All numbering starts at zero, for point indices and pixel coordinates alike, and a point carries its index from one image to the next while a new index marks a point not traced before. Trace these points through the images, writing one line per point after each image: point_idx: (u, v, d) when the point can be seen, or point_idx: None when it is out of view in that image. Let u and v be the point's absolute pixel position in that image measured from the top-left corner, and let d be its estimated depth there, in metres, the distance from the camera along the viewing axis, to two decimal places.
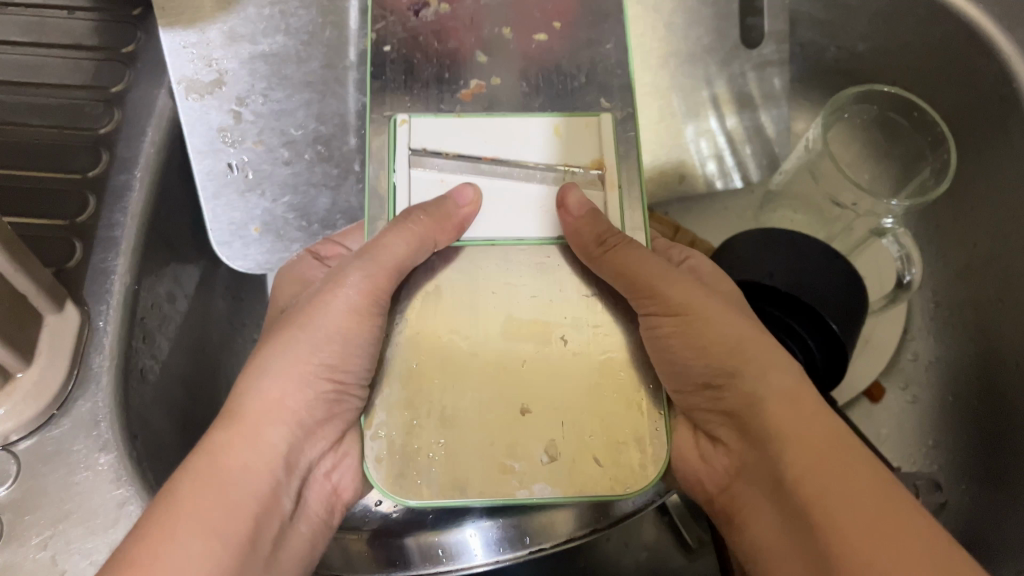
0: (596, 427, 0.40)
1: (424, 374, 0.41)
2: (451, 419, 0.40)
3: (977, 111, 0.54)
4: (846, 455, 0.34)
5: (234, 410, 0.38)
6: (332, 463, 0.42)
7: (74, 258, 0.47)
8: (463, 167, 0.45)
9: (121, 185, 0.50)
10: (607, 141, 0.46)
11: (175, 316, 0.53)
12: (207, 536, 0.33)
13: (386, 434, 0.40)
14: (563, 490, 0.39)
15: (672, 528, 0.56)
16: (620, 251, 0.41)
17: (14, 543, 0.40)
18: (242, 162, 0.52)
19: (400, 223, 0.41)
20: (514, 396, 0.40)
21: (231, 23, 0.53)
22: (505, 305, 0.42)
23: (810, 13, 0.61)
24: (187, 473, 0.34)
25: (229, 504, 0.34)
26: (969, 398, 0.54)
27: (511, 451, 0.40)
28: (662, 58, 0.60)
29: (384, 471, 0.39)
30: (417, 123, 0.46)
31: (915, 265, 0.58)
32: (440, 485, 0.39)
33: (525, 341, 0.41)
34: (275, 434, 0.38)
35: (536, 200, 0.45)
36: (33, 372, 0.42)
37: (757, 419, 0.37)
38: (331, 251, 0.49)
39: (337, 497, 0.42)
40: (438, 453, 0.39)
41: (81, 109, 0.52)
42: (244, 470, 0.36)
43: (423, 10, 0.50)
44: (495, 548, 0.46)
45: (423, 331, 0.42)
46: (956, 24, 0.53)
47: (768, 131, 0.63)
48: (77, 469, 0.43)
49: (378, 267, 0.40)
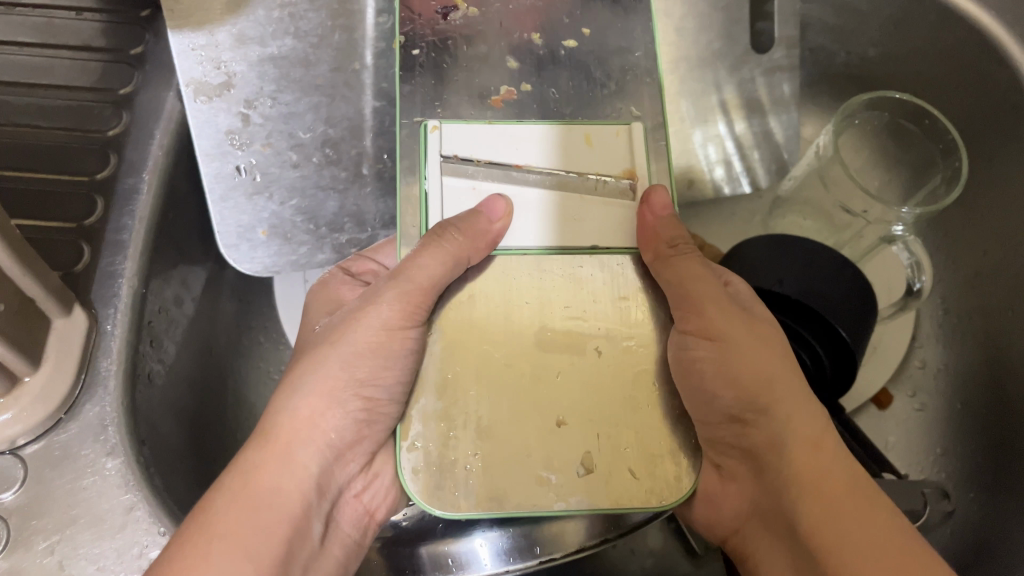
0: (631, 438, 0.40)
1: (461, 385, 0.40)
2: (489, 430, 0.39)
3: (990, 119, 0.54)
4: (867, 512, 0.35)
5: (267, 429, 0.39)
6: (362, 484, 0.43)
7: (81, 262, 0.47)
8: (494, 175, 0.45)
9: (129, 188, 0.50)
10: (639, 149, 0.46)
11: (182, 320, 0.52)
12: (241, 559, 0.34)
13: (423, 445, 0.40)
14: (598, 503, 0.39)
15: (678, 533, 0.56)
16: (678, 264, 0.42)
17: (20, 548, 0.40)
18: (250, 165, 0.52)
19: (436, 240, 0.41)
20: (553, 408, 0.40)
21: (240, 25, 0.53)
22: (538, 315, 0.42)
23: (822, 18, 0.60)
24: (223, 494, 0.36)
25: (263, 525, 0.36)
26: (977, 407, 0.53)
27: (548, 463, 0.39)
28: (672, 63, 0.61)
29: (421, 484, 0.39)
30: (449, 129, 0.45)
31: (924, 273, 0.56)
32: (477, 496, 0.39)
33: (561, 350, 0.41)
34: (309, 456, 0.39)
35: (571, 206, 0.44)
36: (40, 377, 0.42)
37: (781, 463, 0.39)
38: (361, 268, 0.51)
39: (368, 518, 0.43)
40: (475, 464, 0.39)
41: (90, 111, 0.52)
42: (276, 491, 0.37)
43: (452, 13, 0.49)
44: (505, 557, 0.45)
45: (456, 342, 0.41)
46: (968, 32, 0.52)
47: (778, 137, 0.63)
48: (84, 474, 0.42)
49: (412, 285, 0.40)
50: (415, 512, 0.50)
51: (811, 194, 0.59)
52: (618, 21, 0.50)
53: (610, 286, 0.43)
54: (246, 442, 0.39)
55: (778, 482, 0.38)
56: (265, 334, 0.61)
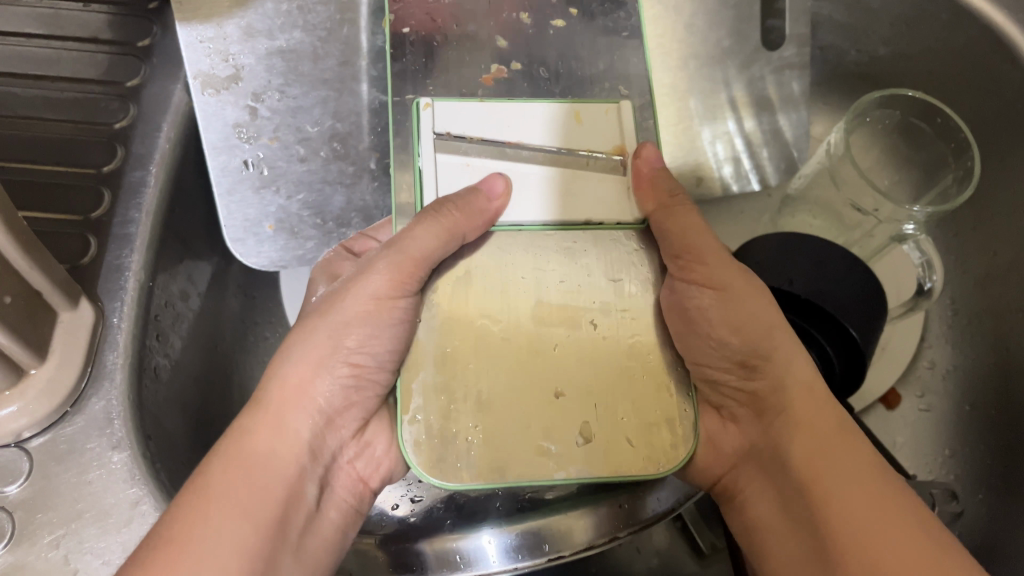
0: (627, 409, 0.40)
1: (461, 358, 0.40)
2: (488, 402, 0.39)
3: (1002, 117, 0.54)
4: (863, 452, 0.36)
5: (259, 397, 0.39)
6: (356, 452, 0.42)
7: (88, 254, 0.47)
8: (488, 152, 0.44)
9: (136, 181, 0.50)
10: (628, 127, 0.46)
11: (187, 313, 0.52)
12: (237, 517, 0.34)
13: (424, 418, 0.39)
14: (597, 472, 0.38)
15: (684, 533, 0.56)
16: (679, 213, 0.43)
17: (26, 542, 0.40)
18: (258, 159, 0.52)
19: (430, 213, 0.40)
20: (551, 378, 0.40)
21: (249, 18, 0.52)
22: (533, 290, 0.41)
23: (832, 16, 0.60)
24: (218, 458, 0.36)
25: (260, 485, 0.36)
26: (987, 407, 0.53)
27: (548, 434, 0.39)
28: (680, 60, 0.60)
29: (424, 457, 0.38)
30: (441, 107, 0.45)
31: (935, 273, 0.56)
32: (478, 469, 0.38)
33: (556, 324, 0.41)
34: (300, 421, 0.39)
35: (565, 182, 0.44)
36: (46, 371, 0.42)
37: (780, 404, 0.39)
38: (363, 247, 0.50)
39: (362, 486, 0.42)
40: (476, 436, 0.38)
41: (97, 104, 0.51)
42: (271, 456, 0.37)
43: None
44: (512, 555, 0.45)
45: (456, 314, 0.41)
46: (981, 30, 0.52)
47: (786, 135, 0.62)
48: (89, 468, 0.42)
49: (403, 256, 0.40)
50: (421, 508, 0.49)
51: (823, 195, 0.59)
52: (626, 17, 0.50)
53: (605, 262, 0.43)
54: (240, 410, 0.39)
55: (777, 422, 0.39)
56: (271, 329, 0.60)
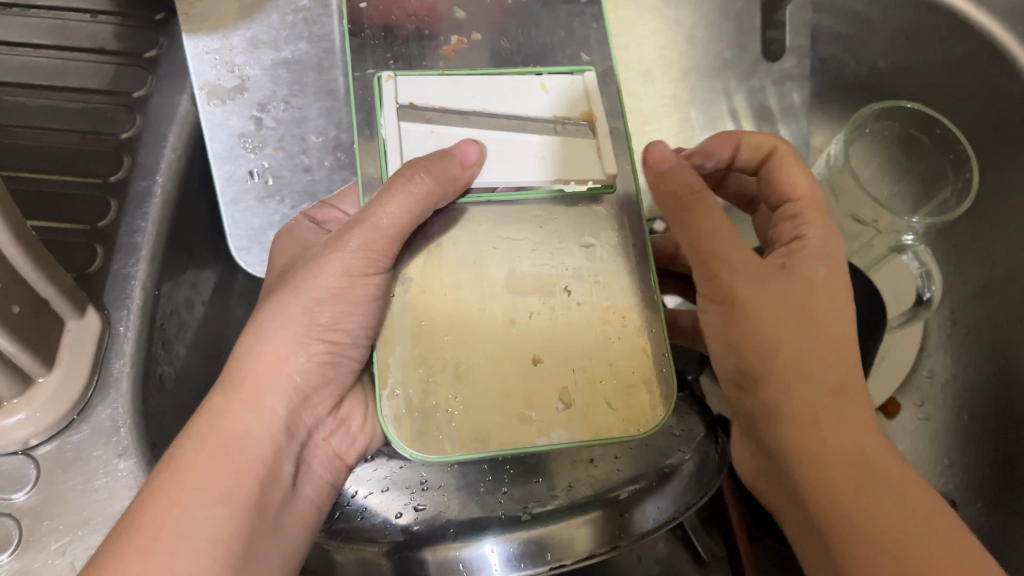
0: (605, 371, 0.41)
1: (438, 332, 0.40)
2: (466, 371, 0.40)
3: (1000, 129, 0.54)
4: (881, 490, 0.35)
5: (234, 376, 0.39)
6: (331, 428, 0.44)
7: (95, 263, 0.47)
8: (451, 119, 0.44)
9: (142, 191, 0.50)
10: (595, 95, 0.46)
11: (192, 322, 0.53)
12: (212, 501, 0.35)
13: (403, 392, 0.39)
14: (579, 436, 0.40)
15: (683, 540, 0.57)
16: (696, 211, 0.40)
17: (32, 549, 0.40)
18: (263, 169, 0.52)
19: (403, 182, 0.40)
20: (527, 346, 0.41)
21: (255, 30, 0.53)
22: (507, 260, 0.42)
23: (833, 27, 0.61)
24: (191, 440, 0.36)
25: (234, 467, 0.36)
26: (985, 417, 0.53)
27: (528, 402, 0.40)
28: (682, 72, 0.61)
29: (404, 431, 0.39)
30: (403, 79, 0.45)
31: (934, 283, 0.56)
32: (460, 440, 0.39)
33: (531, 292, 0.42)
34: (274, 398, 0.39)
35: (534, 146, 0.43)
36: (54, 379, 0.42)
37: (774, 430, 0.38)
38: (326, 216, 0.49)
39: (337, 461, 0.44)
40: (456, 408, 0.39)
41: (104, 114, 0.52)
42: (245, 436, 0.37)
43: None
44: (515, 563, 0.44)
45: (429, 288, 0.41)
46: (979, 43, 0.53)
47: (788, 143, 0.63)
48: (96, 475, 0.43)
49: (376, 232, 0.40)
50: (423, 517, 0.48)
51: (848, 225, 0.57)
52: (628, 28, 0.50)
53: (575, 228, 0.43)
54: (212, 386, 0.39)
55: (774, 451, 0.38)
56: None
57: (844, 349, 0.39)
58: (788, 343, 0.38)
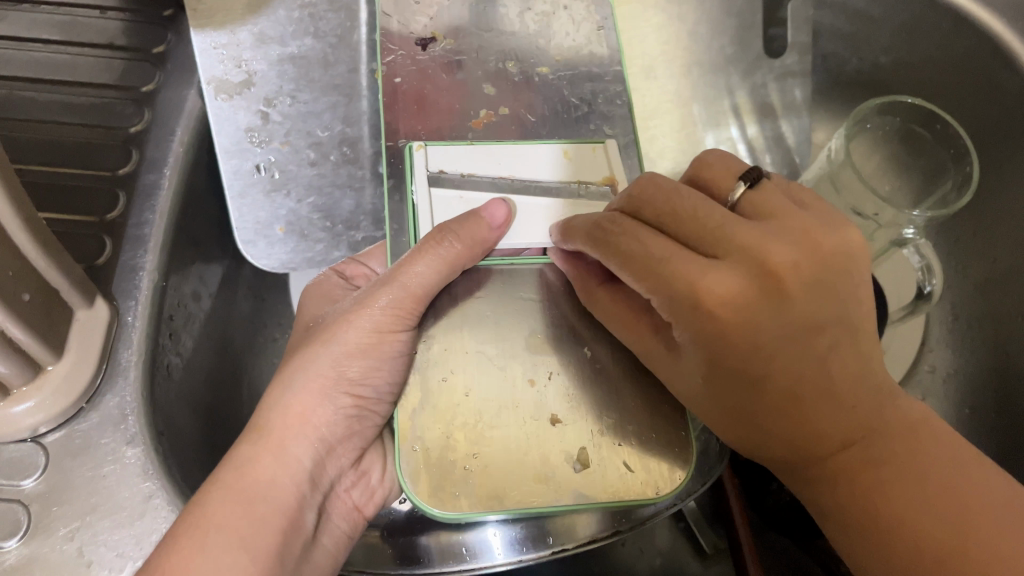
0: (624, 434, 0.41)
1: (458, 388, 0.41)
2: (484, 429, 0.40)
3: (1000, 125, 0.54)
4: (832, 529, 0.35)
5: (261, 425, 0.40)
6: (352, 481, 0.45)
7: (103, 255, 0.48)
8: (481, 187, 0.46)
9: (150, 184, 0.51)
10: (615, 162, 0.48)
11: (199, 314, 0.53)
12: (235, 548, 0.35)
13: (422, 447, 0.39)
14: (596, 497, 0.39)
15: (686, 533, 0.57)
16: (598, 307, 0.42)
17: (40, 535, 0.41)
18: (269, 163, 0.53)
19: (432, 245, 0.41)
20: (545, 407, 0.41)
21: (261, 25, 0.54)
22: (526, 323, 0.44)
23: (833, 25, 0.60)
24: (218, 484, 0.37)
25: (259, 516, 0.37)
26: (987, 412, 0.54)
27: (546, 461, 0.40)
28: (684, 68, 0.67)
29: (422, 485, 0.39)
30: (432, 148, 0.47)
31: (935, 276, 0.55)
32: (477, 496, 0.39)
33: (549, 355, 0.43)
34: (301, 448, 0.41)
35: (562, 213, 0.45)
36: (63, 367, 0.43)
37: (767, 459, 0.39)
38: (355, 272, 0.51)
39: (357, 514, 0.45)
40: (473, 465, 0.39)
41: (112, 108, 0.52)
42: (271, 484, 0.39)
43: (431, 44, 0.52)
44: (517, 547, 0.45)
45: (452, 346, 0.42)
46: (980, 38, 0.53)
47: (789, 141, 0.66)
48: (104, 463, 0.43)
49: (405, 292, 0.41)
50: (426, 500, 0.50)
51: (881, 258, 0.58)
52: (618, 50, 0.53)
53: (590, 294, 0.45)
54: (240, 435, 0.41)
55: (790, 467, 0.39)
56: (281, 330, 0.61)
57: (763, 405, 0.35)
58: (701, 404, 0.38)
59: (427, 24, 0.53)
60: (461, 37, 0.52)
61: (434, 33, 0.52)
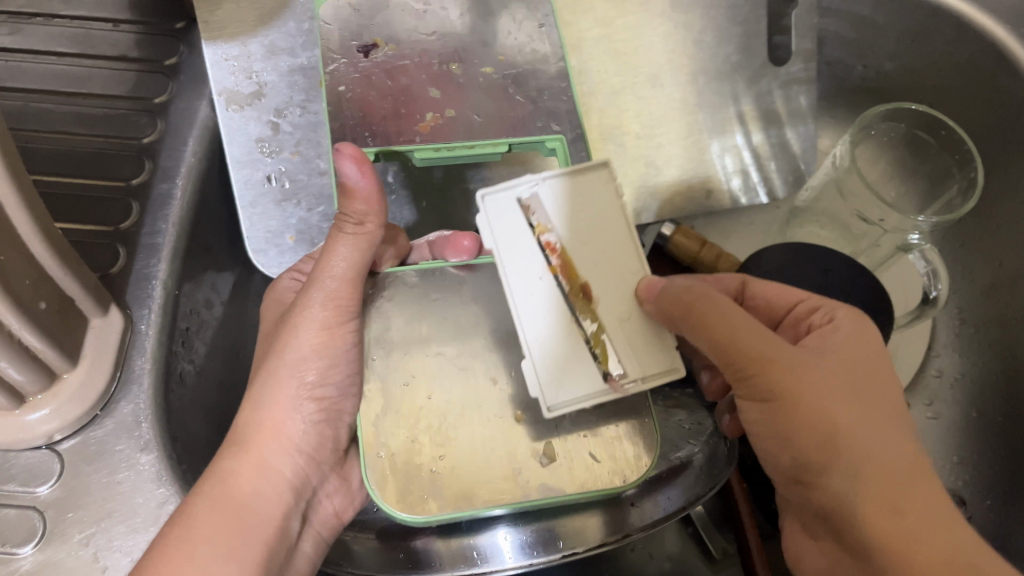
0: (587, 424, 0.42)
1: (420, 395, 0.41)
2: (449, 431, 0.41)
3: (1005, 129, 0.55)
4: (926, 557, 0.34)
5: (238, 439, 0.42)
6: (334, 486, 0.46)
7: (117, 264, 0.49)
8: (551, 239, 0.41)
9: (163, 194, 0.52)
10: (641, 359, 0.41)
11: (211, 321, 0.54)
12: (222, 555, 0.37)
13: (388, 454, 0.40)
14: (566, 489, 0.40)
15: (695, 539, 0.57)
16: (702, 299, 0.39)
17: (56, 540, 0.42)
18: (279, 173, 0.54)
19: (340, 232, 0.42)
20: (508, 405, 0.42)
21: (272, 37, 0.54)
22: (485, 321, 0.44)
23: (839, 32, 0.63)
24: (200, 497, 0.39)
25: (247, 528, 0.39)
26: (994, 415, 0.54)
27: (512, 457, 0.41)
28: (690, 75, 0.62)
29: (390, 491, 0.39)
30: (495, 209, 0.41)
31: (941, 281, 0.54)
32: (446, 498, 0.39)
33: (510, 350, 0.43)
34: (280, 459, 0.42)
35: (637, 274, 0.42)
36: (78, 375, 0.44)
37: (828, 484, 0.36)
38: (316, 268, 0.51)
39: (336, 520, 0.46)
40: (440, 467, 0.40)
41: (126, 118, 0.53)
42: (253, 494, 0.40)
43: (372, 51, 0.50)
44: (528, 552, 0.45)
45: (412, 355, 0.42)
46: (983, 46, 0.54)
47: (794, 148, 0.64)
48: (118, 469, 0.44)
49: (338, 283, 0.42)
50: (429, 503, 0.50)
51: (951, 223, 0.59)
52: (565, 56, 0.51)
53: None
54: (218, 449, 0.42)
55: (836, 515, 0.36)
56: None
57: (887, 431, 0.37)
58: (812, 398, 0.37)
59: (370, 31, 0.50)
60: (466, 61, 0.51)
61: (375, 39, 0.50)
